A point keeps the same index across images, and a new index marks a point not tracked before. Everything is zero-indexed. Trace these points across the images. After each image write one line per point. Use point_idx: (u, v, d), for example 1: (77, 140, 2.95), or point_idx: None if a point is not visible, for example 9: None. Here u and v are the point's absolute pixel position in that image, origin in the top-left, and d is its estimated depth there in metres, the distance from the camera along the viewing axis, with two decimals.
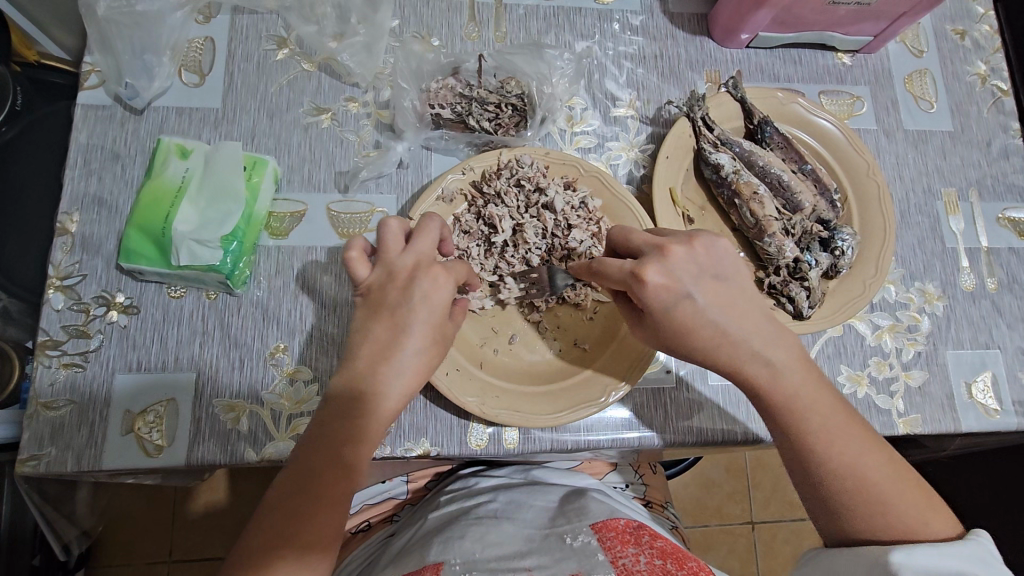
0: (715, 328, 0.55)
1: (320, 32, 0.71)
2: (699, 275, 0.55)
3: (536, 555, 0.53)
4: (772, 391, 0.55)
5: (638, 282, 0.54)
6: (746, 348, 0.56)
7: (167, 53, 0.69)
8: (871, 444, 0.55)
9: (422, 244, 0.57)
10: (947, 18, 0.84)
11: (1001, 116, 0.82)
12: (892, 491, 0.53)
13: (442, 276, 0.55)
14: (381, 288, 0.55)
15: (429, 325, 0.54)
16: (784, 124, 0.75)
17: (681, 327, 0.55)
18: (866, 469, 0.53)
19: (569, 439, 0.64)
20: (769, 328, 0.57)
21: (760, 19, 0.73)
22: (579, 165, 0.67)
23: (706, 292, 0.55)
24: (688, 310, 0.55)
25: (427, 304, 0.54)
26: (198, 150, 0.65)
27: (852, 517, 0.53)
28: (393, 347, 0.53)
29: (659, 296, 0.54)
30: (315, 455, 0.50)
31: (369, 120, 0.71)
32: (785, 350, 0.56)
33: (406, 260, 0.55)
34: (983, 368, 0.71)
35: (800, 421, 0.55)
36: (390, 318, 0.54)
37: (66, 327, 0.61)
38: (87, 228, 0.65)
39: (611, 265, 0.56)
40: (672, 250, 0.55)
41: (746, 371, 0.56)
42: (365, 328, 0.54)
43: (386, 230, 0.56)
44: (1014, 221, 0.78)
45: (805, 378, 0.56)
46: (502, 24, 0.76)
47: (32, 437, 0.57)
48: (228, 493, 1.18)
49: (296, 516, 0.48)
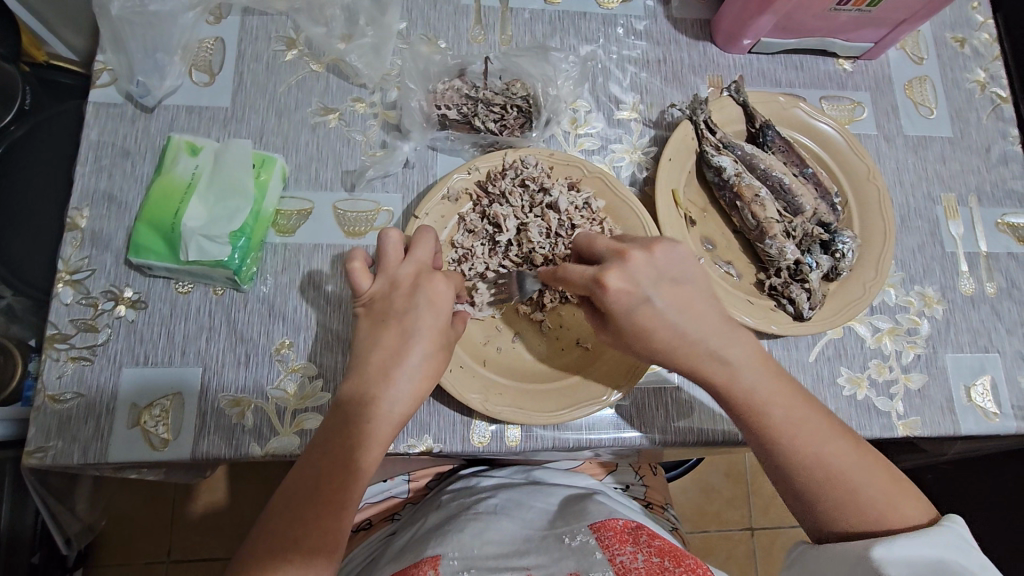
0: (671, 330, 0.56)
1: (329, 33, 0.73)
2: (658, 279, 0.56)
3: (534, 554, 0.53)
4: (733, 393, 0.56)
5: (600, 288, 0.55)
6: (704, 348, 0.56)
7: (178, 53, 0.70)
8: (836, 434, 0.55)
9: (422, 253, 0.58)
10: (947, 26, 0.85)
11: (1000, 122, 0.82)
12: (860, 479, 0.53)
13: (442, 283, 0.57)
14: (386, 297, 0.56)
15: (435, 328, 0.55)
16: (785, 129, 0.75)
17: (638, 331, 0.55)
18: (832, 462, 0.54)
19: (570, 437, 0.65)
20: (726, 327, 0.57)
21: (762, 25, 0.74)
22: (583, 166, 0.68)
23: (664, 296, 0.56)
24: (648, 314, 0.55)
25: (431, 309, 0.56)
26: (207, 148, 0.66)
27: (825, 509, 0.54)
28: (402, 351, 0.54)
29: (620, 300, 0.55)
30: (333, 453, 0.51)
31: (375, 121, 0.72)
32: (742, 347, 0.57)
33: (408, 268, 0.57)
34: (983, 372, 0.72)
35: (762, 417, 0.55)
36: (398, 325, 0.55)
37: (74, 321, 0.62)
38: (97, 224, 0.65)
39: (574, 274, 0.56)
40: (631, 255, 0.55)
41: (704, 371, 0.57)
42: (374, 338, 0.55)
43: (386, 241, 0.57)
44: (1013, 226, 0.79)
45: (765, 373, 0.56)
46: (507, 28, 0.77)
47: (39, 430, 0.58)
48: (230, 493, 1.18)
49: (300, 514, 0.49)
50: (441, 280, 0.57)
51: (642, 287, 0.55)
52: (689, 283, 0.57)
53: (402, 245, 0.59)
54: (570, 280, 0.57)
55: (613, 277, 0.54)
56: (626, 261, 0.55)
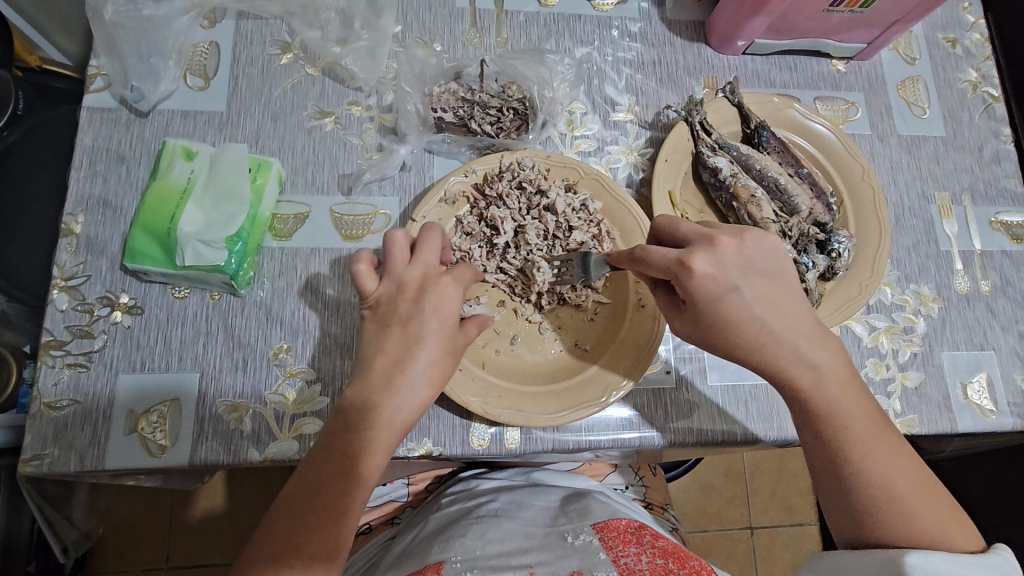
0: (759, 322, 0.56)
1: (324, 37, 0.73)
2: (746, 269, 0.56)
3: (537, 552, 0.53)
4: (813, 396, 0.55)
5: (685, 270, 0.55)
6: (791, 348, 0.56)
7: (172, 57, 0.70)
8: (900, 454, 0.55)
9: (428, 255, 0.58)
10: (939, 27, 0.86)
11: (993, 122, 0.83)
12: (919, 502, 0.53)
13: (450, 287, 0.56)
14: (391, 301, 0.56)
15: (441, 334, 0.55)
16: (781, 129, 0.76)
17: (722, 318, 0.55)
18: (897, 480, 0.54)
19: (570, 439, 0.65)
20: (814, 329, 0.57)
21: (756, 26, 0.74)
22: (580, 168, 0.68)
23: (752, 287, 0.56)
24: (733, 302, 0.55)
25: (437, 314, 0.55)
26: (203, 152, 0.66)
27: (877, 523, 0.53)
28: (404, 359, 0.54)
29: (706, 285, 0.55)
30: (333, 459, 0.51)
31: (372, 124, 0.72)
32: (828, 356, 0.57)
33: (413, 272, 0.57)
34: (979, 369, 0.72)
35: (839, 426, 0.55)
36: (403, 329, 0.55)
37: (69, 327, 0.62)
38: (92, 229, 0.65)
39: (655, 253, 0.56)
40: (721, 241, 0.56)
41: (788, 372, 0.56)
42: (376, 343, 0.55)
43: (392, 243, 0.57)
44: (1007, 224, 0.79)
45: (846, 384, 0.56)
46: (503, 30, 0.77)
47: (35, 438, 0.58)
48: (228, 498, 1.17)
49: (301, 512, 0.49)
50: (446, 282, 0.56)
51: (730, 275, 0.55)
52: (776, 276, 0.57)
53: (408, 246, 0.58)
54: (652, 262, 0.56)
55: (699, 261, 0.55)
56: (715, 249, 0.56)
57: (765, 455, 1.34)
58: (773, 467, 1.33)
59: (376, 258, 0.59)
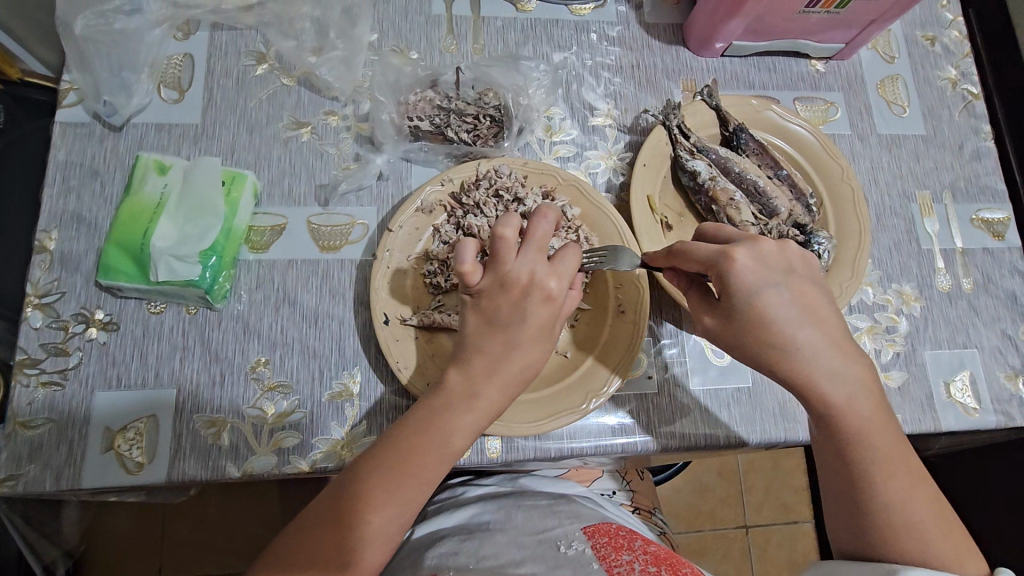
0: (792, 328, 0.54)
1: (300, 46, 0.73)
2: (787, 272, 0.55)
3: (531, 563, 0.52)
4: (843, 414, 0.54)
5: (727, 261, 0.53)
6: (825, 362, 0.54)
7: (145, 70, 0.69)
8: (918, 478, 0.54)
9: (536, 248, 0.54)
10: (917, 25, 0.86)
11: (972, 119, 0.83)
12: (930, 526, 0.53)
13: (556, 284, 0.54)
14: (493, 297, 0.53)
15: (542, 330, 0.54)
16: (759, 131, 0.75)
17: (758, 317, 0.53)
18: (910, 502, 0.53)
19: (552, 447, 0.64)
20: (847, 342, 0.55)
21: (733, 28, 0.74)
22: (557, 174, 0.68)
23: (793, 290, 0.54)
24: (772, 300, 0.53)
25: (540, 314, 0.53)
26: (176, 166, 0.65)
27: (886, 543, 0.53)
28: (502, 359, 0.53)
29: (746, 278, 0.53)
30: (386, 458, 0.50)
31: (349, 133, 0.71)
32: (861, 372, 0.55)
33: (523, 268, 0.53)
34: (962, 367, 0.72)
35: (862, 445, 0.54)
36: (506, 330, 0.53)
37: (44, 345, 0.61)
38: (66, 246, 0.64)
39: (697, 246, 0.55)
40: (764, 242, 0.55)
41: (820, 387, 0.54)
42: (477, 339, 0.54)
43: (504, 232, 0.52)
44: (988, 222, 0.79)
45: (874, 401, 0.55)
46: (480, 37, 0.77)
47: (9, 458, 0.57)
48: (218, 510, 1.17)
49: (313, 533, 0.48)
50: (552, 277, 0.54)
51: (772, 273, 0.54)
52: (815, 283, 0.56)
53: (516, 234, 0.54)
54: (693, 255, 0.56)
55: (742, 253, 0.53)
56: (758, 244, 0.54)
57: (759, 454, 1.34)
58: (766, 466, 1.33)
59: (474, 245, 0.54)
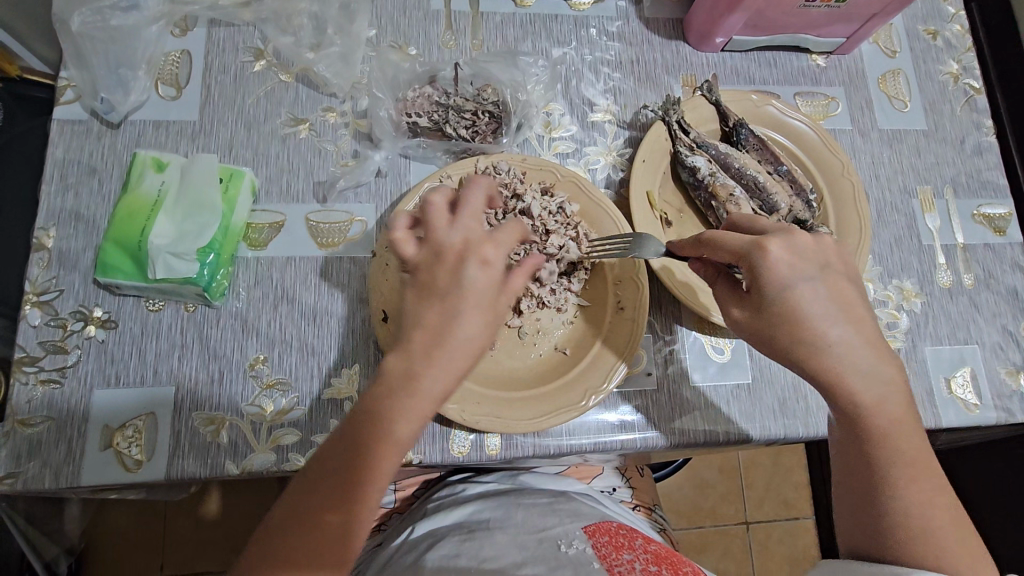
0: (829, 325, 0.52)
1: (297, 43, 0.72)
2: (821, 267, 0.54)
3: (534, 565, 0.52)
4: (872, 414, 0.52)
5: (761, 252, 0.52)
6: (860, 362, 0.52)
7: (143, 67, 0.69)
8: (935, 482, 0.53)
9: (471, 215, 0.51)
10: (919, 19, 0.85)
11: (974, 114, 0.83)
12: (944, 531, 0.51)
13: (495, 249, 0.50)
14: (429, 268, 0.49)
15: (488, 299, 0.49)
16: (759, 126, 0.75)
17: (792, 312, 0.52)
18: (922, 504, 0.52)
19: (551, 444, 0.64)
20: (880, 342, 0.54)
21: (733, 23, 0.74)
22: (556, 170, 0.68)
23: (828, 285, 0.53)
24: (806, 294, 0.52)
25: (480, 282, 0.48)
26: (174, 163, 0.65)
27: (895, 544, 0.52)
28: (450, 328, 0.48)
29: (781, 270, 0.52)
30: (351, 447, 0.47)
31: (347, 130, 0.71)
32: (894, 373, 0.53)
33: (455, 236, 0.50)
34: (962, 363, 0.72)
35: (884, 444, 0.52)
36: (444, 300, 0.48)
37: (43, 343, 0.61)
38: (63, 243, 0.64)
39: (728, 236, 0.55)
40: (799, 234, 0.54)
41: (849, 384, 0.52)
42: (415, 313, 0.48)
43: (432, 205, 0.51)
44: (990, 217, 0.79)
45: (903, 403, 0.53)
46: (478, 32, 0.77)
47: (8, 456, 0.57)
48: (220, 507, 1.17)
49: (312, 537, 0.45)
50: (489, 243, 0.50)
51: (807, 266, 0.53)
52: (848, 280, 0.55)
53: (449, 206, 0.52)
54: (724, 244, 0.55)
55: (776, 245, 0.52)
56: (792, 237, 0.53)
57: (760, 450, 1.34)
58: (767, 462, 1.33)
59: (413, 222, 0.53)
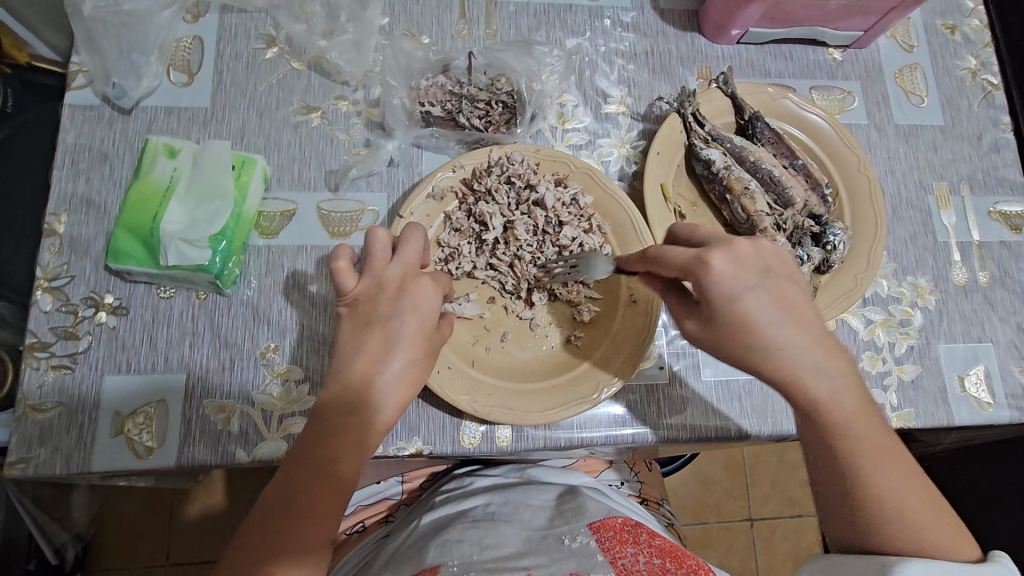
0: (776, 330, 0.52)
1: (310, 30, 0.71)
2: (765, 272, 0.53)
3: (534, 555, 0.52)
4: (827, 411, 0.53)
5: (704, 266, 0.52)
6: (808, 361, 0.52)
7: (155, 52, 0.68)
8: (907, 470, 0.53)
9: (409, 253, 0.56)
10: (937, 13, 0.84)
11: (992, 110, 0.82)
12: (923, 516, 0.52)
13: (431, 286, 0.55)
14: (370, 300, 0.54)
15: (419, 336, 0.54)
16: (775, 119, 0.74)
17: (739, 321, 0.52)
18: (898, 493, 0.52)
19: (562, 436, 0.64)
20: (827, 339, 0.54)
21: (749, 15, 0.73)
22: (570, 161, 0.67)
23: (772, 290, 0.53)
24: (754, 303, 0.52)
25: (417, 313, 0.54)
26: (186, 150, 0.65)
27: (877, 533, 0.52)
28: (383, 359, 0.52)
29: (724, 284, 0.52)
30: (318, 453, 0.50)
31: (359, 119, 0.71)
32: (846, 367, 0.54)
33: (394, 271, 0.55)
34: (976, 361, 0.71)
35: (847, 440, 0.52)
36: (382, 330, 0.53)
37: (54, 329, 0.61)
38: (75, 229, 0.64)
39: (672, 251, 0.54)
40: (739, 242, 0.53)
41: (804, 384, 0.52)
42: (354, 342, 0.53)
43: (374, 239, 0.55)
44: (1006, 215, 0.78)
45: (858, 397, 0.53)
46: (492, 22, 0.76)
47: (20, 440, 0.57)
48: (226, 495, 1.17)
49: (284, 534, 0.48)
50: (425, 280, 0.55)
51: (751, 275, 0.52)
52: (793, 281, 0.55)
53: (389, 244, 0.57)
54: (668, 259, 0.54)
55: (719, 258, 0.51)
56: (733, 246, 0.53)
57: (766, 447, 1.33)
58: (772, 459, 1.33)
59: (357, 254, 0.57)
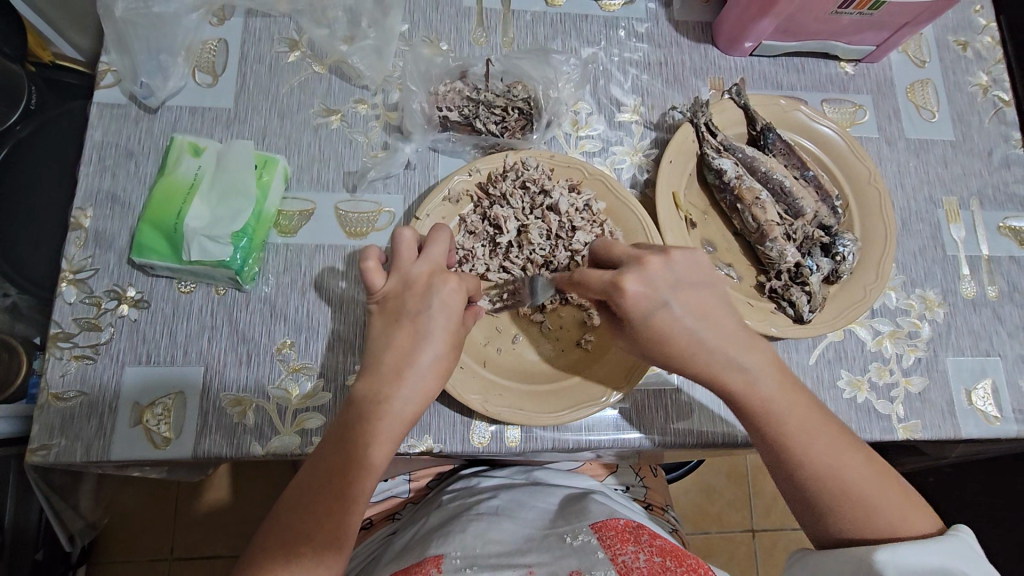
0: (687, 335, 0.57)
1: (332, 35, 0.73)
2: (675, 284, 0.57)
3: (536, 553, 0.53)
4: (748, 401, 0.57)
5: (617, 291, 0.56)
6: (722, 356, 0.57)
7: (181, 54, 0.70)
8: (850, 447, 0.55)
9: (436, 252, 0.59)
10: (950, 29, 0.85)
11: (1003, 126, 0.82)
12: (874, 493, 0.53)
13: (455, 283, 0.58)
14: (399, 296, 0.57)
15: (448, 329, 0.56)
16: (787, 131, 0.75)
17: (666, 336, 0.56)
18: (846, 475, 0.54)
19: (570, 438, 0.65)
20: (741, 336, 0.58)
21: (763, 27, 0.74)
22: (584, 168, 0.68)
23: (682, 301, 0.57)
24: (664, 317, 0.56)
25: (444, 309, 0.56)
26: (210, 148, 0.66)
27: (836, 517, 0.54)
28: (414, 352, 0.55)
29: (638, 303, 0.56)
30: (337, 444, 0.52)
31: (378, 122, 0.72)
32: (759, 357, 0.58)
33: (421, 267, 0.58)
34: (984, 375, 0.72)
35: (775, 426, 0.56)
36: (411, 324, 0.56)
37: (77, 320, 0.62)
38: (100, 224, 0.66)
39: (591, 276, 0.58)
40: (650, 261, 0.57)
41: (720, 378, 0.57)
42: (387, 335, 0.56)
43: (399, 240, 0.58)
44: (1015, 230, 0.78)
45: (780, 383, 0.57)
46: (509, 30, 0.77)
47: (42, 428, 0.58)
48: (232, 490, 1.19)
49: (307, 519, 0.49)
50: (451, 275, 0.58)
51: (661, 291, 0.56)
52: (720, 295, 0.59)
53: (416, 244, 0.59)
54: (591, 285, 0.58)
55: (630, 281, 0.56)
56: (645, 267, 0.56)
57: None
58: None
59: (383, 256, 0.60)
